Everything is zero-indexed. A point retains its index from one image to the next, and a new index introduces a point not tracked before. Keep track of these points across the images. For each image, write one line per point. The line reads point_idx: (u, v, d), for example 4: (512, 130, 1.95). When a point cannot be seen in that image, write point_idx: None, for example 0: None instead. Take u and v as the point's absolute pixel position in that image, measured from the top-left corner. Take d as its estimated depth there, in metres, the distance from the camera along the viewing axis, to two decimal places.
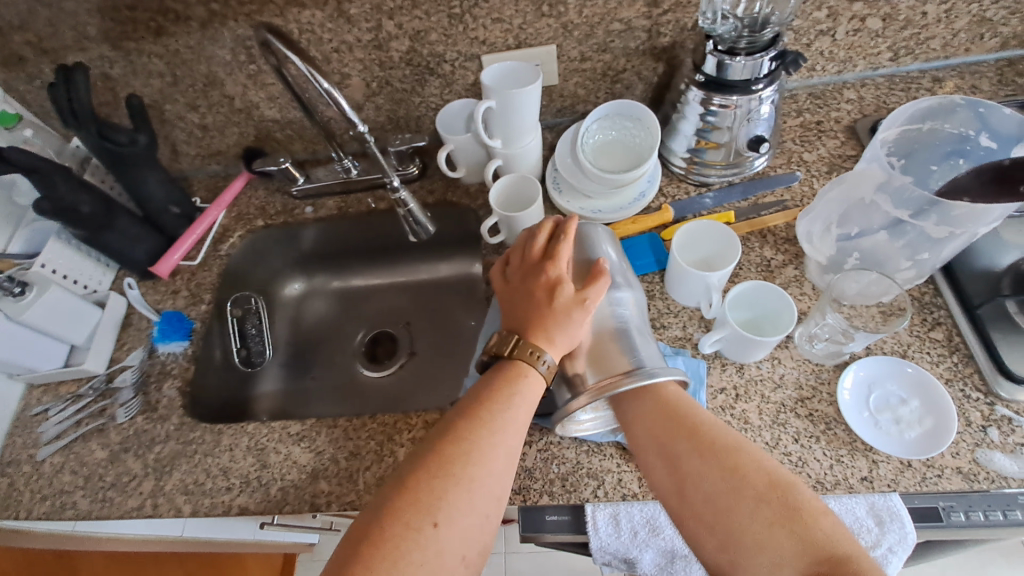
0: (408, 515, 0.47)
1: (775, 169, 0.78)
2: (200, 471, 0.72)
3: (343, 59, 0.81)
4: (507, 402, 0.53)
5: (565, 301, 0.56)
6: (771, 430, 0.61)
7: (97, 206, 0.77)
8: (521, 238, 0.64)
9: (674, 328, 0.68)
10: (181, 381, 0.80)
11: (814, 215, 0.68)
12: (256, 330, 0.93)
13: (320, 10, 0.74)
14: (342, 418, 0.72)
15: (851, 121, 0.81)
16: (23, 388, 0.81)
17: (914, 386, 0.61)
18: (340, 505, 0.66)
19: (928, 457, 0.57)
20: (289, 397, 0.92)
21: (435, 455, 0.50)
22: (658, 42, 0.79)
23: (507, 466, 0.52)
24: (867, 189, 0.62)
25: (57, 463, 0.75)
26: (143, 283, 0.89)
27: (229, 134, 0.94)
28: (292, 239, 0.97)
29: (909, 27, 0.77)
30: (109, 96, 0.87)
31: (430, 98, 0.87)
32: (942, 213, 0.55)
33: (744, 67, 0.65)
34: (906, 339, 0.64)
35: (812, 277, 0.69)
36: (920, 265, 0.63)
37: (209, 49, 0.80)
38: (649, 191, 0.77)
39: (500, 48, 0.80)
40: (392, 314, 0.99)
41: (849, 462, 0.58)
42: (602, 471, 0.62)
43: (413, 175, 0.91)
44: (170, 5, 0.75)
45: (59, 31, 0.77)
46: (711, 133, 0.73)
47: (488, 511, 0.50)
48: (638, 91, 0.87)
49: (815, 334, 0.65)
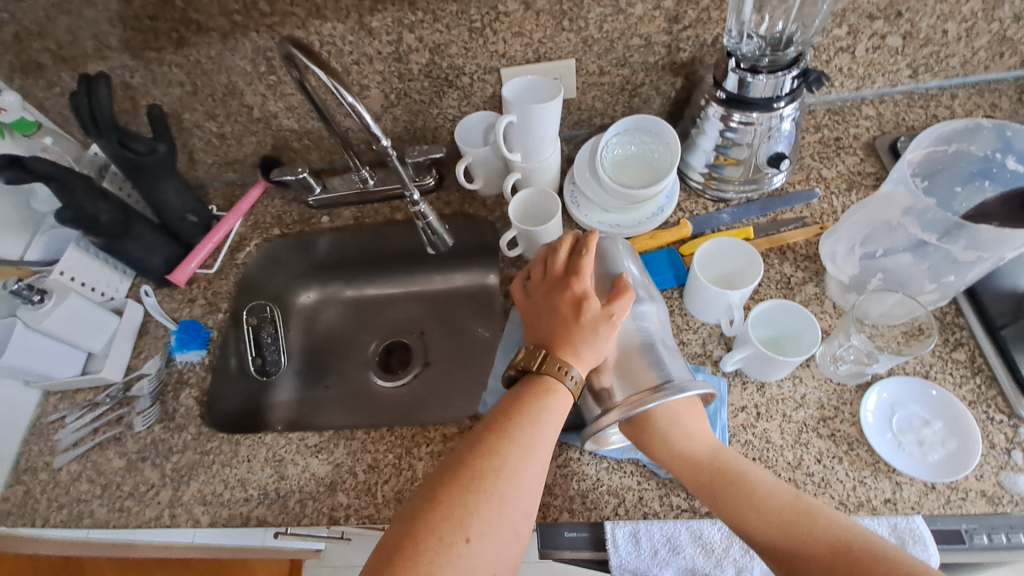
0: (441, 528, 0.47)
1: (793, 185, 0.78)
2: (218, 482, 0.72)
3: (363, 71, 0.81)
4: (536, 418, 0.53)
5: (592, 316, 0.56)
6: (793, 449, 0.61)
7: (116, 215, 0.77)
8: (541, 253, 0.64)
9: (694, 345, 0.69)
10: (198, 390, 0.80)
11: (838, 235, 0.68)
12: (272, 338, 0.94)
13: (342, 23, 0.75)
14: (360, 430, 0.72)
15: (870, 138, 0.81)
16: (40, 394, 0.81)
17: (937, 408, 0.61)
18: (359, 518, 0.67)
19: (952, 480, 0.57)
20: (304, 407, 0.92)
21: (466, 469, 0.50)
22: (677, 57, 0.79)
23: (536, 481, 0.52)
24: (892, 212, 0.62)
25: (74, 471, 0.75)
26: (160, 291, 0.90)
27: (246, 143, 0.94)
28: (307, 248, 0.97)
29: (929, 44, 0.77)
30: (129, 104, 0.87)
31: (448, 109, 0.88)
32: (969, 237, 0.55)
33: (766, 85, 0.65)
34: (928, 359, 0.64)
35: (833, 296, 0.69)
36: (943, 287, 0.63)
37: (230, 59, 0.81)
38: (668, 207, 0.77)
39: (520, 61, 0.80)
40: (407, 323, 0.99)
41: (872, 483, 0.58)
42: (622, 489, 0.62)
43: (430, 185, 0.92)
44: (192, 16, 0.75)
45: (81, 40, 0.77)
46: (730, 149, 0.73)
47: (518, 527, 0.49)
48: (655, 105, 0.87)
49: (839, 354, 0.64)
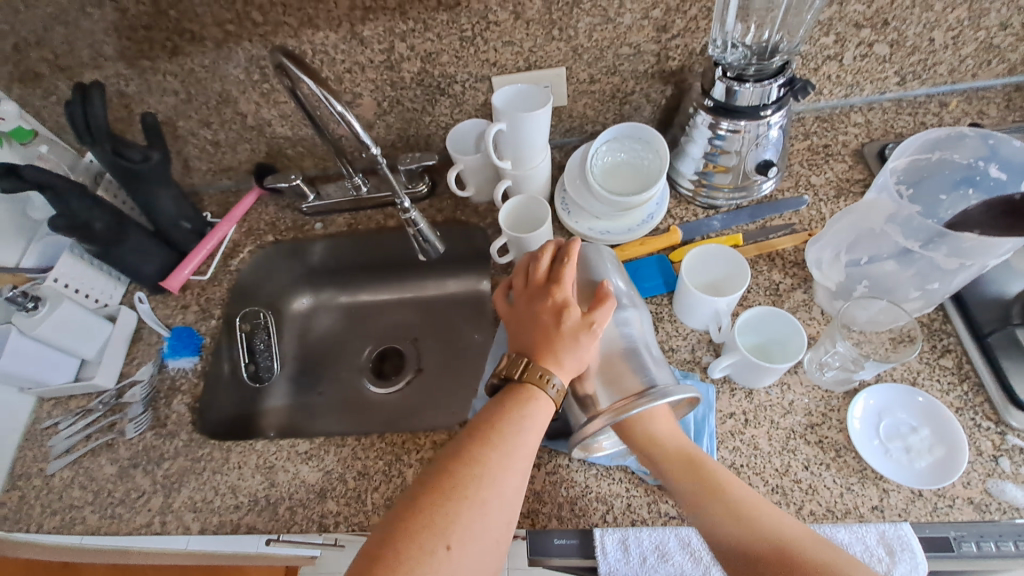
0: (422, 536, 0.47)
1: (782, 192, 0.78)
2: (209, 488, 0.72)
3: (355, 79, 0.82)
4: (517, 426, 0.54)
5: (572, 325, 0.56)
6: (780, 456, 0.61)
7: (110, 222, 0.77)
8: (524, 261, 0.65)
9: (683, 351, 0.69)
10: (190, 397, 0.80)
11: (823, 242, 0.68)
12: (264, 345, 0.94)
13: (334, 32, 0.76)
14: (350, 437, 0.72)
15: (858, 145, 0.81)
16: (34, 401, 0.82)
17: (924, 414, 0.61)
18: (348, 525, 0.67)
19: (939, 487, 0.57)
20: (296, 413, 0.92)
21: (448, 478, 0.50)
22: (667, 66, 0.80)
23: (517, 489, 0.52)
24: (876, 219, 0.62)
25: (67, 478, 0.75)
26: (154, 298, 0.90)
27: (240, 151, 0.95)
28: (301, 254, 0.97)
29: (917, 52, 0.77)
30: (124, 113, 0.88)
31: (441, 117, 0.88)
32: (952, 245, 0.56)
33: (752, 94, 0.66)
34: (916, 366, 0.64)
35: (821, 302, 0.69)
36: (928, 294, 0.63)
37: (223, 68, 0.81)
38: (657, 213, 0.78)
39: (511, 69, 0.80)
40: (399, 329, 1.00)
41: (860, 490, 0.58)
42: (610, 496, 0.62)
43: (422, 192, 0.92)
44: (186, 26, 0.76)
45: (76, 49, 0.78)
46: (719, 156, 0.74)
47: (498, 535, 0.50)
48: (646, 113, 0.87)
49: (826, 361, 0.65)
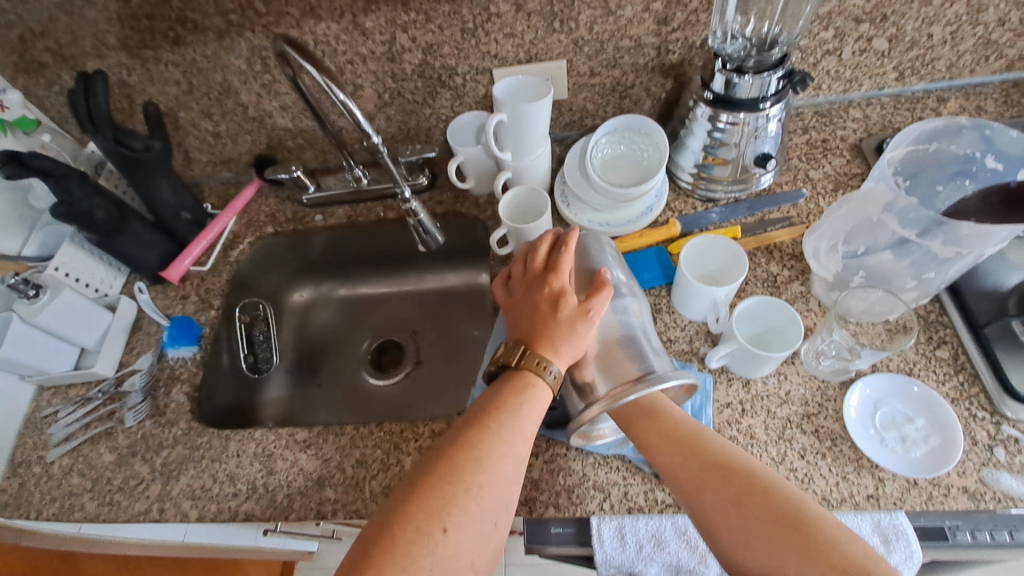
0: (419, 519, 0.47)
1: (780, 186, 0.79)
2: (207, 476, 0.72)
3: (357, 70, 0.82)
4: (514, 411, 0.54)
5: (569, 312, 0.57)
6: (776, 445, 0.61)
7: (111, 210, 0.78)
8: (523, 251, 0.65)
9: (681, 342, 0.69)
10: (189, 386, 0.80)
11: (821, 233, 0.69)
12: (264, 336, 0.95)
13: (336, 23, 0.76)
14: (349, 426, 0.72)
15: (856, 140, 0.82)
16: (34, 389, 0.82)
17: (919, 404, 0.61)
18: (346, 513, 0.67)
19: (934, 476, 0.58)
20: (294, 404, 0.92)
21: (446, 463, 0.50)
22: (667, 59, 0.80)
23: (515, 474, 0.52)
24: (872, 209, 0.62)
25: (66, 465, 0.75)
26: (154, 288, 0.90)
27: (241, 142, 0.95)
28: (301, 246, 0.98)
29: (915, 47, 0.78)
30: (126, 102, 0.88)
31: (441, 109, 0.88)
32: (948, 233, 0.56)
33: (752, 85, 0.66)
34: (911, 357, 0.65)
35: (817, 293, 0.70)
36: (924, 284, 0.64)
37: (225, 58, 0.81)
38: (656, 206, 0.78)
39: (511, 62, 0.81)
40: (397, 322, 1.00)
41: (856, 479, 0.59)
42: (607, 484, 0.62)
43: (423, 184, 0.92)
44: (188, 15, 0.76)
45: (79, 38, 0.78)
46: (718, 149, 0.74)
47: (496, 518, 0.50)
48: (646, 106, 0.88)
49: (822, 350, 0.65)
